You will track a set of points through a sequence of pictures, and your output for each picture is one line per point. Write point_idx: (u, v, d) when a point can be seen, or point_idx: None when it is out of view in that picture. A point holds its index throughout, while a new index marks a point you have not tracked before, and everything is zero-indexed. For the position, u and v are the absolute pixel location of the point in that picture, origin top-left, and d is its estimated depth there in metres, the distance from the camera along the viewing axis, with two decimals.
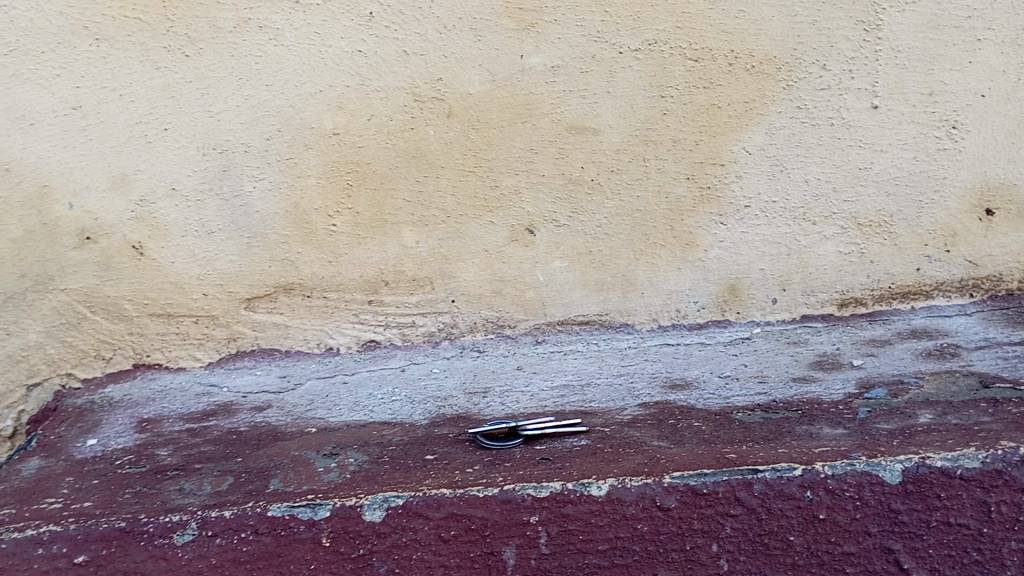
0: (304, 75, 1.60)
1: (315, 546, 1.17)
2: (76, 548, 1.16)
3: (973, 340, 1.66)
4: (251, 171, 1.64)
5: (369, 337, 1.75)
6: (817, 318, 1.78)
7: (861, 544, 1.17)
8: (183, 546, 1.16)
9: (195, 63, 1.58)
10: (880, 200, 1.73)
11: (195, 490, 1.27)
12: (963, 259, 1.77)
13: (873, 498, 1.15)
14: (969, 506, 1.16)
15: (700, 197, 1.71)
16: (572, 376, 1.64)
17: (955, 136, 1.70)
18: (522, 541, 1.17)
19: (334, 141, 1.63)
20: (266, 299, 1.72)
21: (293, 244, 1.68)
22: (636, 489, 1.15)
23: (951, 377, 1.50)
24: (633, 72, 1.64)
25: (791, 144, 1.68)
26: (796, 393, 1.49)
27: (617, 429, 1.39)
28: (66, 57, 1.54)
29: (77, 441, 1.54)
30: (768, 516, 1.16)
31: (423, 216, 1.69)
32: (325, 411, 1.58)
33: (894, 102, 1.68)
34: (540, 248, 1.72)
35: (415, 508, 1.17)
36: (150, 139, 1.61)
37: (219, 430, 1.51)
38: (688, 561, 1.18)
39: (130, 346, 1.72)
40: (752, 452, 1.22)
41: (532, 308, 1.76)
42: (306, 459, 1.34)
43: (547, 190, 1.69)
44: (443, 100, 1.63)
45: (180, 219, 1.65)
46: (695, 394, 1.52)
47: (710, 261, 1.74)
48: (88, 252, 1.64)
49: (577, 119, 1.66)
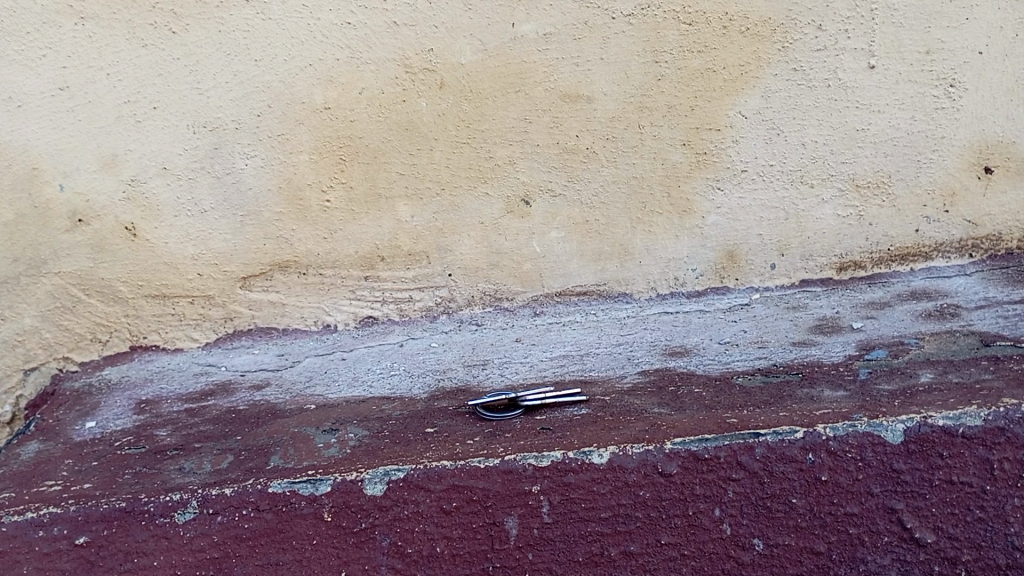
0: (293, 48, 1.58)
1: (316, 521, 1.17)
2: (77, 529, 1.16)
3: (973, 300, 1.65)
4: (242, 148, 1.62)
5: (366, 314, 1.74)
6: (816, 283, 1.77)
7: (863, 505, 1.16)
8: (185, 524, 1.16)
9: (183, 39, 1.56)
10: (877, 161, 1.71)
11: (194, 468, 1.26)
12: (962, 219, 1.76)
13: (875, 459, 1.15)
14: (970, 464, 1.15)
15: (697, 163, 1.69)
16: (572, 346, 1.63)
17: (953, 94, 1.68)
18: (524, 511, 1.17)
19: (325, 115, 1.62)
20: (262, 278, 1.71)
21: (287, 221, 1.67)
22: (637, 456, 1.15)
23: (951, 337, 1.49)
24: (626, 37, 1.61)
25: (787, 107, 1.67)
26: (797, 356, 1.48)
27: (617, 397, 1.38)
28: (51, 37, 1.52)
29: (76, 424, 1.54)
30: (770, 479, 1.15)
31: (417, 189, 1.68)
32: (324, 387, 1.57)
33: (892, 62, 1.66)
34: (536, 219, 1.71)
35: (416, 481, 1.16)
36: (139, 118, 1.59)
37: (218, 409, 1.51)
38: (692, 527, 1.17)
39: (127, 328, 1.71)
40: (753, 416, 1.21)
41: (529, 280, 1.74)
42: (305, 435, 1.33)
43: (541, 159, 1.67)
44: (434, 71, 1.61)
45: (172, 199, 1.63)
46: (694, 361, 1.52)
47: (708, 228, 1.73)
48: (80, 235, 1.62)
49: (571, 86, 1.64)
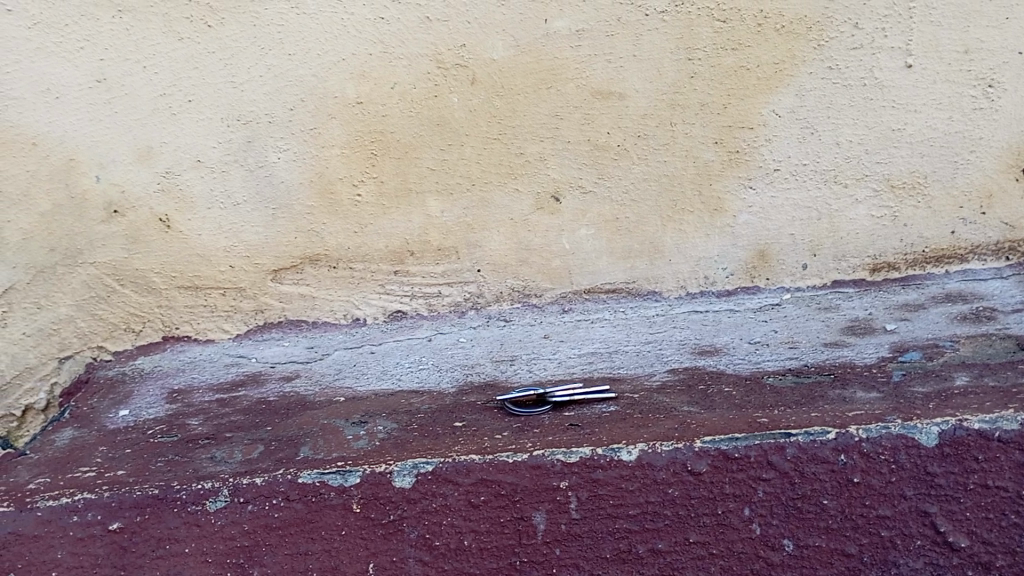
0: (327, 43, 1.59)
1: (345, 512, 1.17)
2: (110, 515, 1.18)
3: (1009, 304, 1.62)
4: (276, 142, 1.63)
5: (396, 308, 1.75)
6: (848, 284, 1.75)
7: (896, 508, 1.15)
8: (216, 513, 1.18)
9: (218, 33, 1.58)
10: (913, 161, 1.69)
11: (226, 457, 1.28)
12: (999, 221, 1.73)
13: (909, 461, 1.13)
14: (1006, 469, 1.13)
15: (729, 162, 1.68)
16: (600, 344, 1.63)
17: (991, 95, 1.65)
18: (552, 507, 1.17)
19: (357, 110, 1.63)
20: (293, 270, 1.72)
21: (318, 215, 1.68)
22: (666, 454, 1.14)
23: (987, 340, 1.47)
24: (660, 34, 1.61)
25: (821, 105, 1.65)
26: (829, 357, 1.47)
27: (646, 395, 1.38)
28: (89, 29, 1.55)
29: (109, 412, 1.56)
30: (801, 480, 1.14)
31: (447, 184, 1.68)
32: (353, 380, 1.58)
33: (930, 61, 1.63)
34: (566, 216, 1.71)
35: (444, 475, 1.16)
36: (174, 111, 1.61)
37: (249, 400, 1.52)
38: (721, 526, 1.16)
39: (159, 319, 1.73)
40: (784, 416, 1.20)
41: (558, 276, 1.74)
42: (335, 427, 1.34)
43: (572, 156, 1.67)
44: (466, 66, 1.61)
45: (206, 191, 1.65)
46: (724, 360, 1.51)
47: (739, 227, 1.72)
48: (115, 226, 1.64)
49: (603, 83, 1.63)
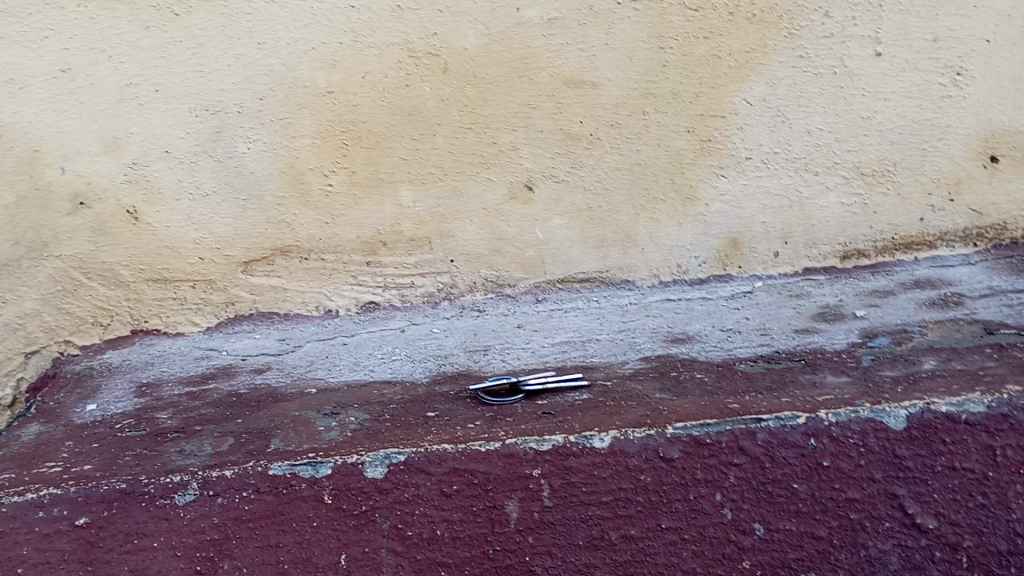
0: (296, 32, 1.57)
1: (316, 503, 1.17)
2: (77, 510, 1.16)
3: (977, 289, 1.66)
4: (245, 132, 1.61)
5: (368, 300, 1.73)
6: (819, 272, 1.76)
7: (865, 491, 1.16)
8: (185, 506, 1.16)
9: (185, 22, 1.56)
10: (883, 149, 1.70)
11: (195, 451, 1.26)
12: (967, 208, 1.74)
13: (877, 444, 1.15)
14: (973, 451, 1.15)
15: (701, 150, 1.68)
16: (573, 333, 1.64)
17: (959, 83, 1.67)
18: (525, 495, 1.16)
19: (327, 100, 1.61)
20: (264, 262, 1.70)
21: (289, 206, 1.66)
22: (638, 441, 1.15)
23: (955, 325, 1.51)
24: (632, 23, 1.61)
25: (792, 94, 1.66)
26: (800, 343, 1.48)
27: (618, 383, 1.38)
28: (53, 18, 1.52)
29: (76, 407, 1.54)
30: (772, 465, 1.15)
31: (419, 174, 1.67)
32: (325, 372, 1.57)
33: (898, 49, 1.65)
34: (538, 206, 1.70)
35: (417, 465, 1.16)
36: (141, 101, 1.58)
37: (219, 393, 1.50)
38: (692, 511, 1.17)
39: (128, 312, 1.70)
40: (755, 402, 1.21)
41: (532, 266, 1.73)
42: (306, 418, 1.33)
43: (544, 146, 1.66)
44: (438, 55, 1.60)
45: (174, 182, 1.63)
46: (696, 348, 1.51)
47: (711, 215, 1.72)
48: (81, 218, 1.62)
49: (575, 72, 1.63)
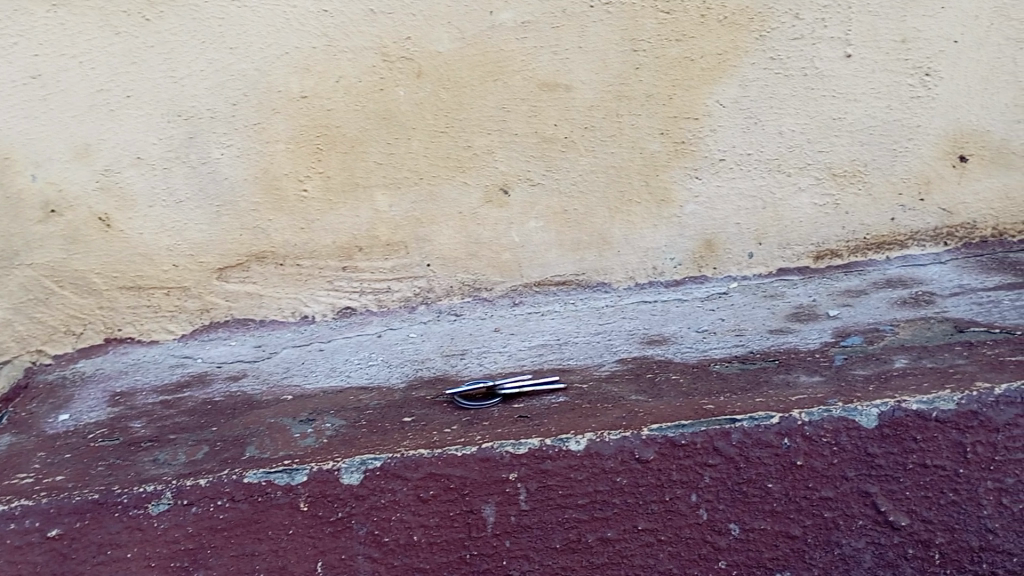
0: (269, 37, 1.57)
1: (293, 511, 1.16)
2: (49, 522, 1.15)
3: (947, 288, 1.65)
4: (218, 137, 1.60)
5: (345, 305, 1.73)
6: (794, 272, 1.77)
7: (838, 489, 1.17)
8: (159, 516, 1.15)
9: (156, 27, 1.55)
10: (854, 150, 1.72)
11: (169, 460, 1.25)
12: (937, 207, 1.76)
13: (850, 443, 1.15)
14: (944, 448, 1.16)
15: (675, 152, 1.69)
16: (550, 335, 1.63)
17: (928, 83, 1.69)
18: (501, 499, 1.17)
19: (302, 104, 1.60)
20: (239, 269, 1.68)
21: (263, 211, 1.65)
22: (614, 443, 1.15)
23: (926, 324, 1.50)
24: (605, 26, 1.62)
25: (764, 95, 1.67)
26: (774, 343, 1.49)
27: (595, 385, 1.38)
28: (22, 24, 1.52)
29: (49, 417, 1.51)
30: (746, 464, 1.16)
31: (395, 178, 1.66)
32: (302, 377, 1.55)
33: (868, 50, 1.67)
34: (514, 208, 1.70)
35: (393, 470, 1.16)
36: (112, 107, 1.57)
37: (194, 401, 1.49)
38: (668, 512, 1.18)
39: (101, 320, 1.68)
40: (730, 403, 1.22)
41: (508, 270, 1.73)
42: (282, 425, 1.32)
43: (519, 148, 1.67)
44: (412, 59, 1.60)
45: (147, 189, 1.62)
46: (672, 349, 1.52)
47: (686, 216, 1.73)
48: (52, 226, 1.61)
49: (549, 75, 1.63)
